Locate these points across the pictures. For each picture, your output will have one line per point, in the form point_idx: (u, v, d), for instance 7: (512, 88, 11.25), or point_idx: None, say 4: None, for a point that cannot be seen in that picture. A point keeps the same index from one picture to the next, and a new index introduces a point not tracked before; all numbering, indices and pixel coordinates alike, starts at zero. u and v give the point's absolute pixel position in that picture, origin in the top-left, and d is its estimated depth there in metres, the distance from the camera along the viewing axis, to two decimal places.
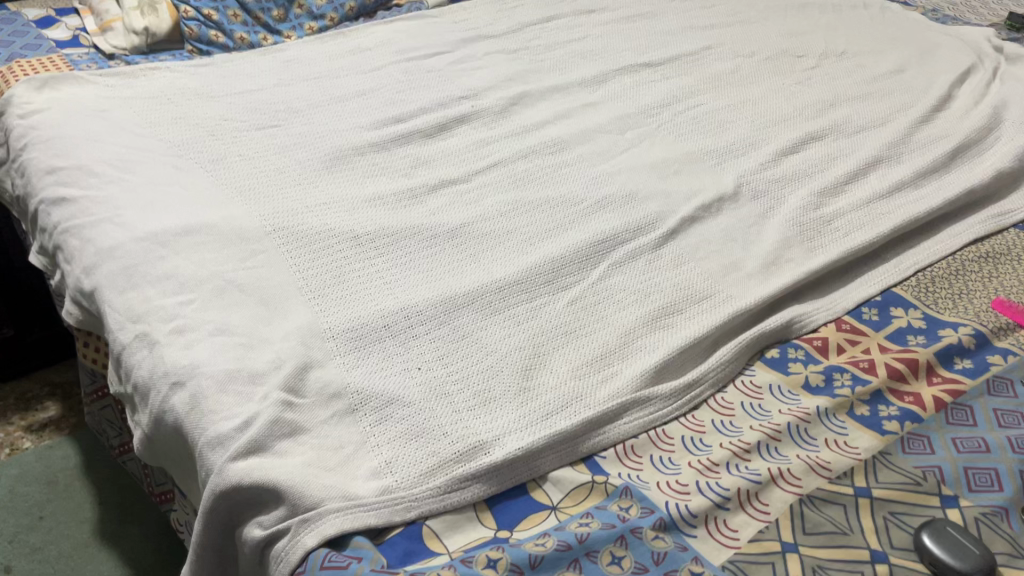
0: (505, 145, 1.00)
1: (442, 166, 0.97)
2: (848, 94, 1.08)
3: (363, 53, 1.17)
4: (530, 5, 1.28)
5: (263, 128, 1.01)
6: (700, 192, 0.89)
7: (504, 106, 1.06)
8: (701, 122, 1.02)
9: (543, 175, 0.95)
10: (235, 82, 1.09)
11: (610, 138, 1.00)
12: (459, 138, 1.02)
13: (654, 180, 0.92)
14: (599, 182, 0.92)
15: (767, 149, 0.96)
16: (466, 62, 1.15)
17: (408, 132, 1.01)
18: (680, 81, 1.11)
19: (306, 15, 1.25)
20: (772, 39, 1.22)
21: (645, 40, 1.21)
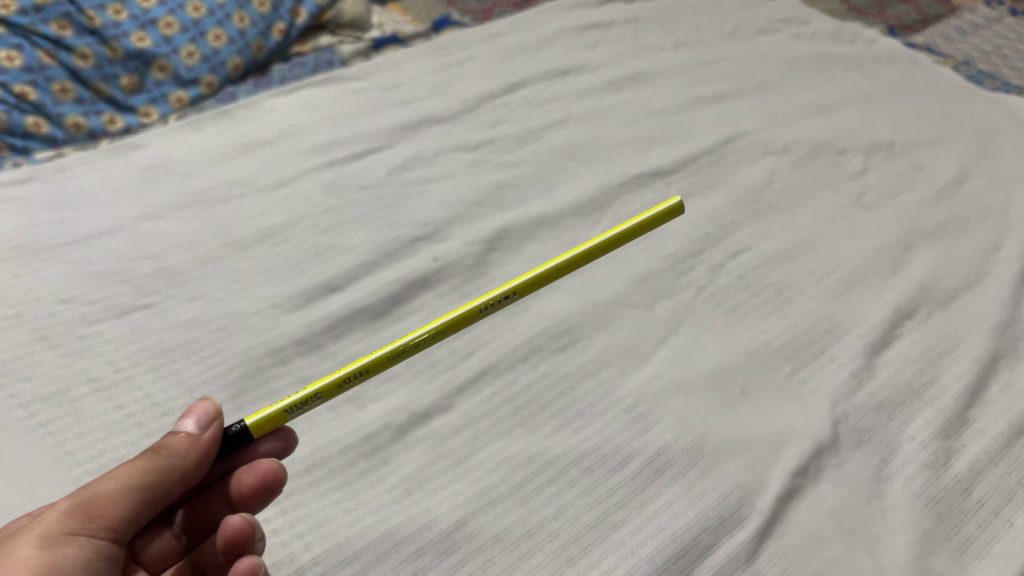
0: (490, 331, 0.70)
1: (406, 381, 0.66)
2: (920, 224, 0.83)
3: (262, 152, 0.83)
4: (484, 65, 0.96)
5: (124, 316, 0.67)
6: (790, 442, 0.63)
7: (478, 256, 0.76)
8: (753, 287, 0.75)
9: (558, 397, 0.65)
10: (74, 217, 0.74)
11: (637, 316, 0.72)
12: (423, 317, 0.71)
13: (718, 413, 0.64)
14: (644, 417, 0.64)
15: (853, 341, 0.71)
16: (413, 171, 0.82)
17: (347, 312, 0.70)
18: (706, 201, 0.83)
19: (171, 80, 0.87)
20: (800, 121, 0.95)
21: (645, 125, 0.91)
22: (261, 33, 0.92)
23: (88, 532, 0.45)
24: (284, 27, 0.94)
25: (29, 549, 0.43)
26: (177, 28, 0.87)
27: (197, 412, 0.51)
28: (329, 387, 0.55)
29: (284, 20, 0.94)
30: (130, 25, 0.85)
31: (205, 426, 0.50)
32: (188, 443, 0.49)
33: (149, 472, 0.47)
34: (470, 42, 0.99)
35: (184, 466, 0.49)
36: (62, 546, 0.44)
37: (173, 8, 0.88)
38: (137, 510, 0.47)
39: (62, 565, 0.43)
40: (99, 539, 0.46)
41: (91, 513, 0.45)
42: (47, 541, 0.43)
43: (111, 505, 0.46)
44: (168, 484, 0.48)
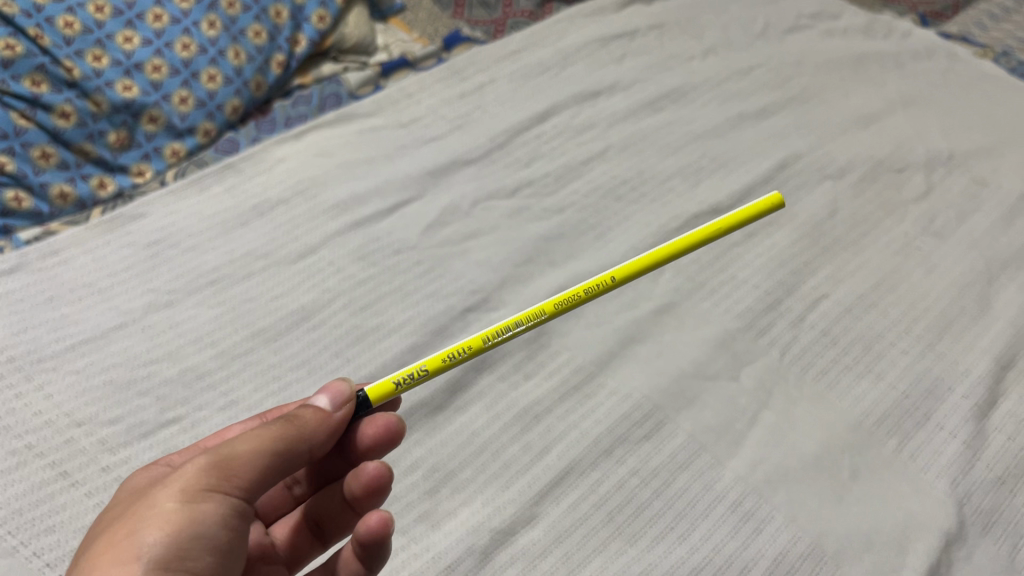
0: (564, 420, 0.63)
1: (481, 490, 0.59)
2: (999, 252, 0.77)
3: (277, 214, 0.73)
4: (506, 91, 0.88)
5: (151, 435, 0.58)
6: (914, 535, 0.57)
7: (537, 326, 0.68)
8: (840, 343, 0.68)
9: (653, 497, 0.59)
10: (75, 312, 0.64)
11: (722, 388, 0.65)
12: (486, 406, 0.63)
13: (831, 503, 0.58)
14: (752, 516, 0.58)
15: (958, 403, 0.65)
16: (449, 226, 0.74)
17: (403, 411, 0.62)
18: (771, 241, 0.76)
19: (164, 131, 0.77)
20: (851, 135, 0.88)
21: (691, 151, 0.83)
22: (259, 68, 0.82)
23: (227, 491, 0.42)
24: (284, 59, 0.84)
25: (172, 502, 0.40)
26: (166, 72, 0.76)
27: (333, 389, 0.48)
28: (436, 361, 0.51)
29: (283, 51, 0.84)
30: (114, 72, 0.73)
31: (340, 405, 0.48)
32: (320, 417, 0.46)
33: (284, 438, 0.44)
34: (487, 63, 0.90)
35: (315, 439, 0.46)
36: (202, 502, 0.41)
37: (159, 47, 0.76)
38: (269, 476, 0.44)
39: (203, 521, 0.40)
40: (235, 499, 0.42)
41: (228, 471, 0.42)
42: (189, 495, 0.40)
43: (247, 466, 0.42)
44: (299, 454, 0.45)
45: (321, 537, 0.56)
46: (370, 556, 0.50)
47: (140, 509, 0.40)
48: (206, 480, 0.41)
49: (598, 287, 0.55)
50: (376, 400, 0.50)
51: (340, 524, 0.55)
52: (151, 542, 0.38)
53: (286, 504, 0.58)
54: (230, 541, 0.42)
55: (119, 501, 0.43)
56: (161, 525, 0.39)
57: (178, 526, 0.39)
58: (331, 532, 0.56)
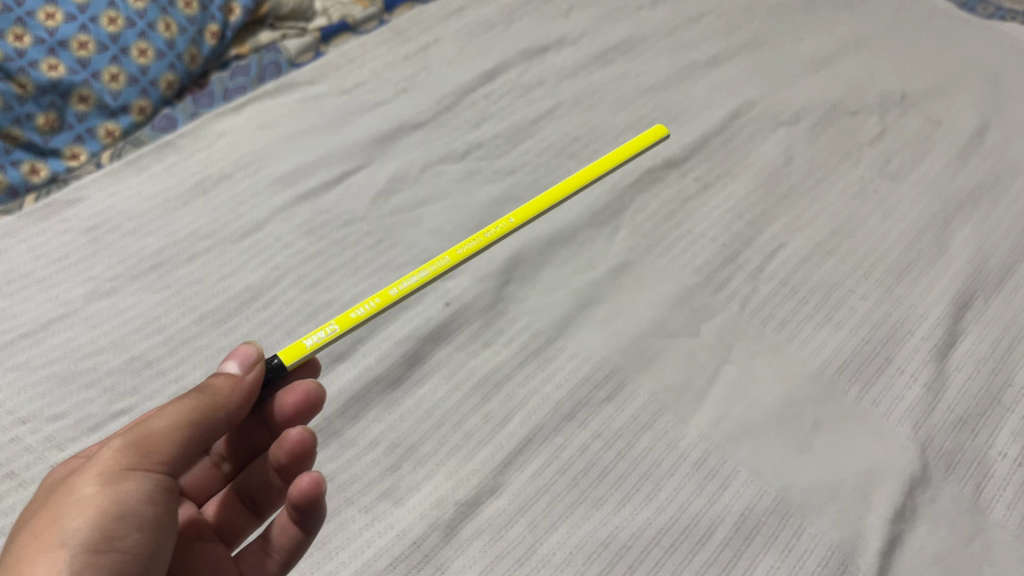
0: (525, 386, 0.62)
1: (443, 463, 0.58)
2: (954, 192, 0.77)
3: (220, 191, 0.71)
4: (452, 50, 0.85)
5: (100, 429, 0.56)
6: (878, 481, 0.57)
7: (493, 293, 0.67)
8: (800, 293, 0.68)
9: (617, 460, 0.58)
10: (13, 306, 0.62)
11: (682, 345, 0.64)
12: (444, 377, 0.62)
13: (794, 454, 0.58)
14: (716, 472, 0.57)
15: (917, 346, 0.64)
16: (399, 195, 0.72)
17: (361, 388, 0.61)
18: (727, 192, 0.75)
19: (95, 111, 0.74)
20: (803, 80, 0.87)
21: (644, 104, 0.82)
22: (192, 40, 0.79)
23: (146, 468, 0.42)
24: (218, 29, 0.81)
25: (90, 486, 0.40)
26: (93, 48, 0.73)
27: (240, 353, 0.49)
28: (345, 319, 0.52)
29: (216, 20, 0.81)
30: (37, 51, 0.70)
31: (249, 367, 0.48)
32: (232, 382, 0.47)
33: (197, 410, 0.44)
34: (430, 23, 0.87)
35: (230, 406, 0.46)
36: (123, 482, 0.41)
37: (84, 22, 0.73)
38: (189, 448, 0.44)
39: (127, 500, 0.40)
40: (156, 475, 0.43)
41: (145, 448, 0.42)
42: (108, 477, 0.40)
43: (166, 440, 0.43)
44: (216, 422, 0.45)
45: (255, 511, 0.56)
46: (306, 519, 0.50)
47: (58, 499, 0.40)
48: (124, 459, 0.41)
49: (500, 231, 0.58)
50: (290, 363, 0.51)
51: (271, 496, 0.56)
52: (76, 528, 0.38)
53: (214, 482, 0.57)
54: (160, 517, 0.42)
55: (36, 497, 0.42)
56: (84, 510, 0.39)
57: (101, 509, 0.39)
58: (264, 505, 0.56)
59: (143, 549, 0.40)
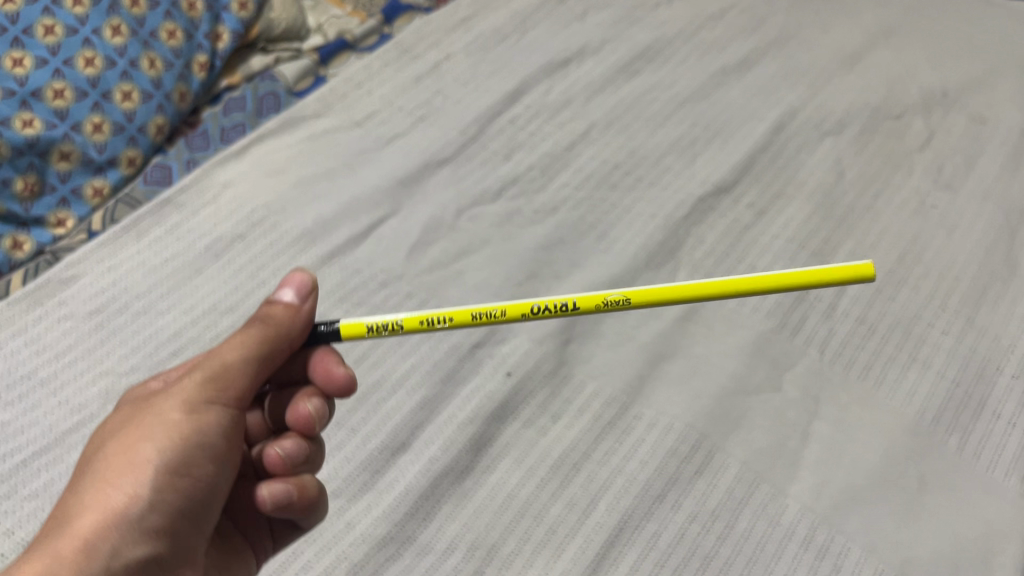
0: (606, 465, 0.56)
1: (531, 564, 0.52)
2: (1015, 200, 0.71)
3: (236, 254, 0.63)
4: (466, 68, 0.77)
5: None
6: (997, 546, 0.53)
7: (556, 356, 0.61)
8: (879, 331, 0.63)
9: (719, 544, 0.53)
10: (20, 416, 0.54)
11: (767, 402, 0.59)
12: (516, 461, 0.56)
13: (905, 523, 0.54)
14: (827, 551, 0.53)
15: (1011, 385, 0.60)
16: (435, 245, 0.65)
17: (428, 481, 0.55)
18: (785, 216, 0.70)
19: (79, 167, 0.64)
20: (841, 79, 0.81)
21: (681, 120, 0.76)
22: (179, 76, 0.70)
23: (223, 402, 0.42)
24: (207, 59, 0.72)
25: (175, 412, 0.40)
26: (71, 95, 0.63)
27: (294, 281, 0.46)
28: (414, 320, 0.44)
29: (204, 49, 0.72)
30: (9, 106, 0.60)
31: (307, 295, 0.45)
32: (293, 312, 0.45)
33: (269, 343, 0.43)
34: (437, 37, 0.79)
35: (294, 335, 0.45)
36: (203, 414, 0.41)
37: (58, 66, 0.62)
38: (260, 378, 0.44)
39: (207, 431, 0.41)
40: (232, 409, 0.43)
41: (225, 382, 0.42)
42: (191, 405, 0.41)
43: (241, 374, 0.43)
44: (280, 351, 0.44)
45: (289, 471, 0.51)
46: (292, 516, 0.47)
47: (144, 418, 0.40)
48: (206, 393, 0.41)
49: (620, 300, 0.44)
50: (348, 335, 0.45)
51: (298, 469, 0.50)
52: (159, 450, 0.39)
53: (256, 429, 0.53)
54: (229, 449, 0.43)
55: (115, 409, 0.43)
56: (169, 434, 0.40)
57: (184, 436, 0.40)
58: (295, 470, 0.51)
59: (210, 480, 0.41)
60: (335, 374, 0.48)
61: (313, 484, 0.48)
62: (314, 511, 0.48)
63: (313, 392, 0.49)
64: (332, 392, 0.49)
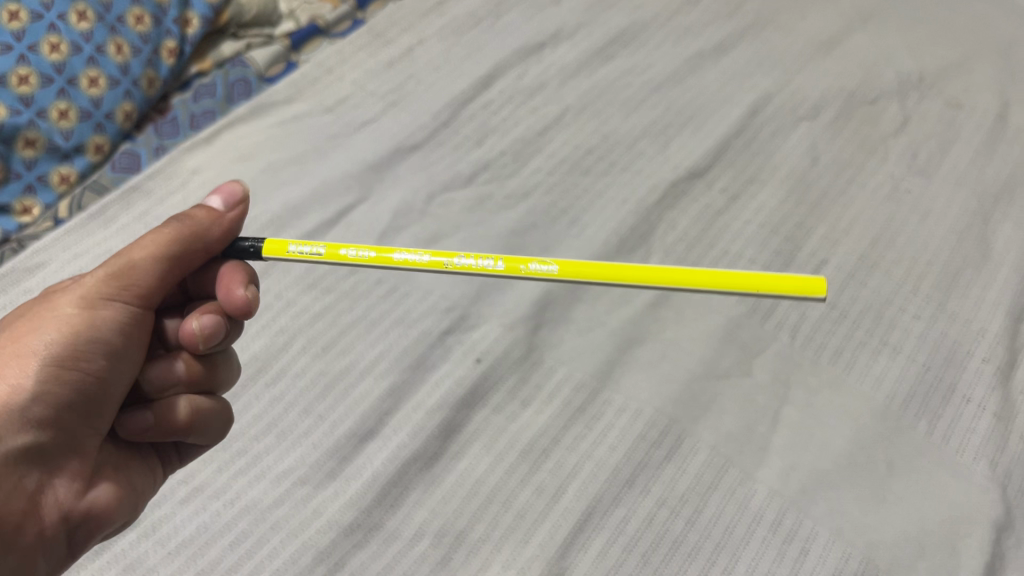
0: (575, 451, 0.56)
1: (498, 550, 0.52)
2: (987, 185, 0.71)
3: None
4: (438, 53, 0.77)
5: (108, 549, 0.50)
6: (963, 530, 0.53)
7: (526, 341, 0.61)
8: (851, 315, 0.63)
9: (687, 529, 0.53)
10: None
11: (737, 387, 0.59)
12: (485, 447, 0.56)
13: (873, 507, 0.54)
14: (795, 535, 0.53)
15: (980, 368, 0.60)
16: (405, 232, 0.65)
17: (396, 467, 0.54)
18: (757, 201, 0.70)
19: (45, 154, 0.64)
20: (817, 62, 0.81)
21: (655, 105, 0.75)
22: (148, 62, 0.69)
23: (122, 299, 0.44)
24: (176, 45, 0.71)
25: (70, 307, 0.42)
26: (36, 82, 0.62)
27: (228, 190, 0.47)
28: (336, 253, 0.47)
29: (173, 35, 0.71)
30: None
31: (232, 205, 0.47)
32: (212, 217, 0.46)
33: (179, 241, 0.44)
34: (410, 21, 0.79)
35: (210, 239, 0.46)
36: (99, 310, 0.43)
37: (22, 52, 0.62)
38: (171, 279, 0.45)
39: (101, 327, 0.43)
40: (134, 307, 0.44)
41: (124, 280, 0.44)
42: (87, 302, 0.43)
43: (145, 273, 0.44)
44: (195, 253, 0.46)
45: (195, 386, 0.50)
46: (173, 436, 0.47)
47: (43, 311, 0.43)
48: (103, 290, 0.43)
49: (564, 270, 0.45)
50: (268, 253, 0.48)
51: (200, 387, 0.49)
52: (48, 341, 0.41)
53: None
54: (128, 347, 0.44)
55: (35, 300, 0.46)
56: (58, 327, 0.42)
57: (74, 330, 0.42)
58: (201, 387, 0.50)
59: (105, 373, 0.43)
60: (234, 293, 0.46)
61: (182, 407, 0.47)
62: (187, 433, 0.48)
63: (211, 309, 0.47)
64: (233, 312, 0.47)
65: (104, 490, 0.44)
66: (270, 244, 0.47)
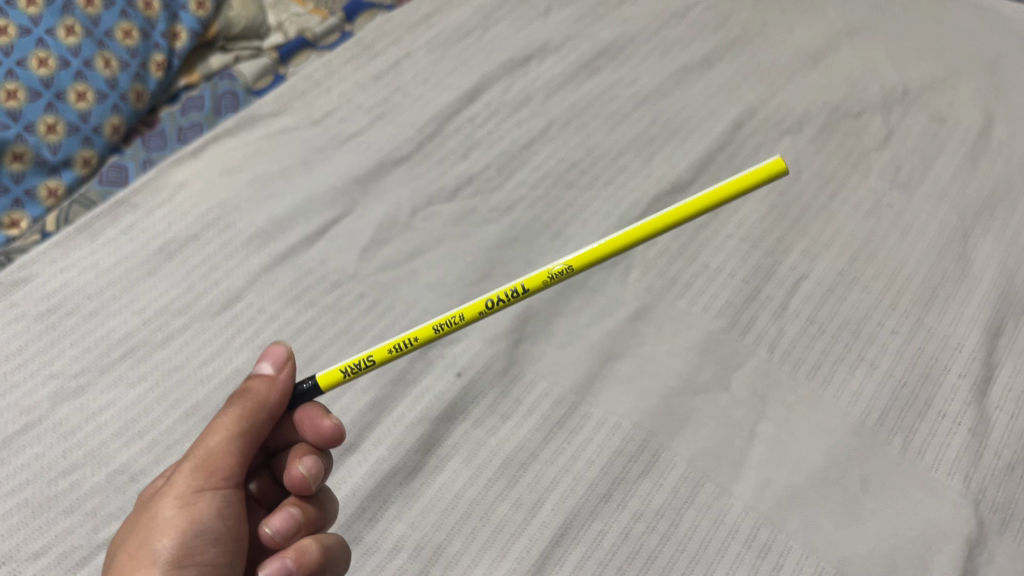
0: (554, 464, 0.57)
1: (475, 563, 0.53)
2: (969, 200, 0.72)
3: (189, 255, 0.64)
4: (426, 66, 0.78)
5: (86, 563, 0.50)
6: (936, 545, 0.54)
7: (507, 355, 0.61)
8: (829, 330, 0.64)
9: (662, 543, 0.54)
10: None
11: (715, 402, 0.60)
12: (465, 460, 0.57)
13: (847, 522, 0.55)
14: (768, 549, 0.54)
15: (957, 385, 0.61)
16: (389, 245, 0.66)
17: (376, 482, 0.55)
18: (739, 216, 0.70)
19: (33, 168, 0.64)
20: (802, 76, 0.81)
21: (639, 118, 0.76)
22: (136, 75, 0.69)
23: (214, 487, 0.43)
24: (164, 58, 0.72)
25: (170, 509, 0.42)
26: (24, 96, 0.63)
27: (271, 353, 0.47)
28: (382, 351, 0.46)
29: (161, 49, 0.71)
30: None
31: (282, 365, 0.47)
32: (269, 384, 0.46)
33: (247, 418, 0.44)
34: (398, 34, 0.79)
35: (272, 406, 0.46)
36: (197, 502, 0.42)
37: (11, 67, 0.63)
38: (249, 456, 0.45)
39: (204, 519, 0.42)
40: (227, 491, 0.43)
41: (210, 468, 0.43)
42: (184, 499, 0.42)
43: (227, 456, 0.43)
44: (263, 424, 0.45)
45: None
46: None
47: (145, 522, 0.42)
48: (193, 482, 0.42)
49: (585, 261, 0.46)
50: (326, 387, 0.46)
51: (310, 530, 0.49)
52: (164, 547, 0.40)
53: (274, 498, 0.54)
54: (235, 531, 0.43)
55: (128, 516, 0.45)
56: (167, 531, 0.41)
57: (182, 528, 0.41)
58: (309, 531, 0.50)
59: (221, 560, 0.42)
60: (324, 424, 0.49)
61: (314, 547, 0.46)
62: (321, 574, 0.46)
63: (308, 449, 0.49)
64: (323, 444, 0.49)
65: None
66: (324, 375, 0.46)
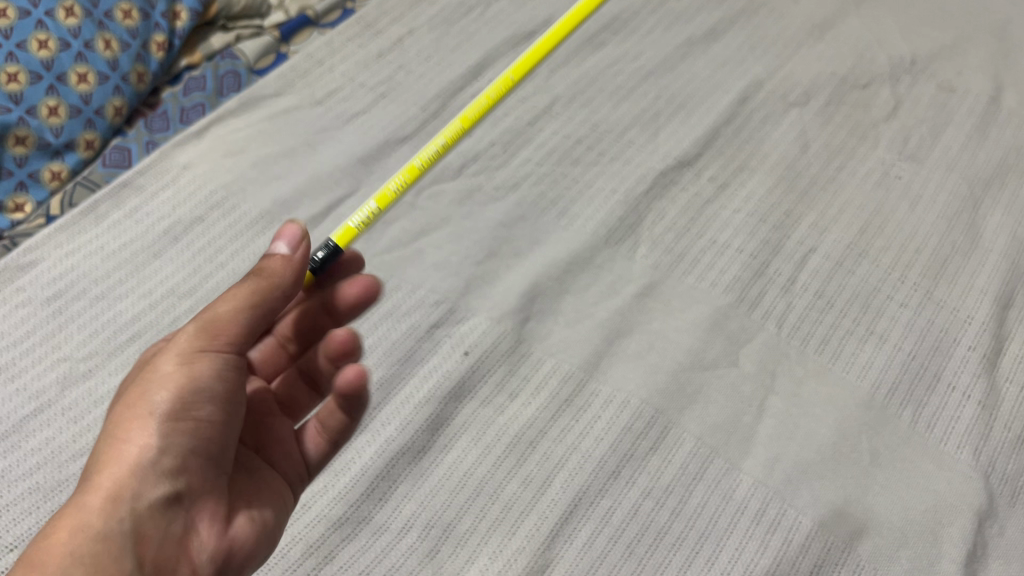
0: (562, 442, 0.57)
1: (486, 542, 0.53)
2: (978, 170, 0.71)
3: (194, 237, 0.64)
4: (429, 43, 0.77)
5: None
6: (946, 519, 0.54)
7: (514, 334, 0.61)
8: (838, 304, 0.63)
9: (672, 520, 0.54)
10: None
11: (723, 377, 0.60)
12: (473, 439, 0.57)
13: (856, 497, 0.55)
14: (778, 524, 0.54)
15: (967, 357, 0.61)
16: (394, 225, 0.66)
17: (386, 461, 0.55)
18: (746, 190, 0.70)
19: (36, 152, 0.64)
20: (810, 47, 0.80)
21: (645, 93, 0.75)
22: (137, 56, 0.69)
23: (216, 349, 0.41)
24: (165, 38, 0.71)
25: (169, 364, 0.40)
26: (25, 79, 0.63)
27: (285, 233, 0.44)
28: (385, 198, 0.48)
29: (161, 29, 0.71)
30: None
31: (298, 245, 0.44)
32: (287, 268, 0.43)
33: (257, 294, 0.42)
34: (400, 11, 0.79)
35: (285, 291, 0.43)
36: (198, 361, 0.40)
37: (11, 49, 0.62)
38: (254, 330, 0.43)
39: (202, 377, 0.40)
40: (226, 356, 0.42)
41: (212, 331, 0.41)
42: (184, 356, 0.40)
43: (232, 324, 0.41)
44: (275, 306, 0.43)
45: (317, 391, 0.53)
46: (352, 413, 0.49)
47: (145, 377, 0.40)
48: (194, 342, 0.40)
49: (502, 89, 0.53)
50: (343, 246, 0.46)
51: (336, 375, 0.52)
52: (161, 400, 0.39)
53: (281, 361, 0.53)
54: (231, 393, 0.41)
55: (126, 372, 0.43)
56: (166, 384, 0.39)
57: (181, 384, 0.39)
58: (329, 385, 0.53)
59: (217, 419, 0.40)
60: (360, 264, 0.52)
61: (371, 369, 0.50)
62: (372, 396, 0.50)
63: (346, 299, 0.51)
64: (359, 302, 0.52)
65: (241, 524, 0.41)
66: (343, 233, 0.46)
